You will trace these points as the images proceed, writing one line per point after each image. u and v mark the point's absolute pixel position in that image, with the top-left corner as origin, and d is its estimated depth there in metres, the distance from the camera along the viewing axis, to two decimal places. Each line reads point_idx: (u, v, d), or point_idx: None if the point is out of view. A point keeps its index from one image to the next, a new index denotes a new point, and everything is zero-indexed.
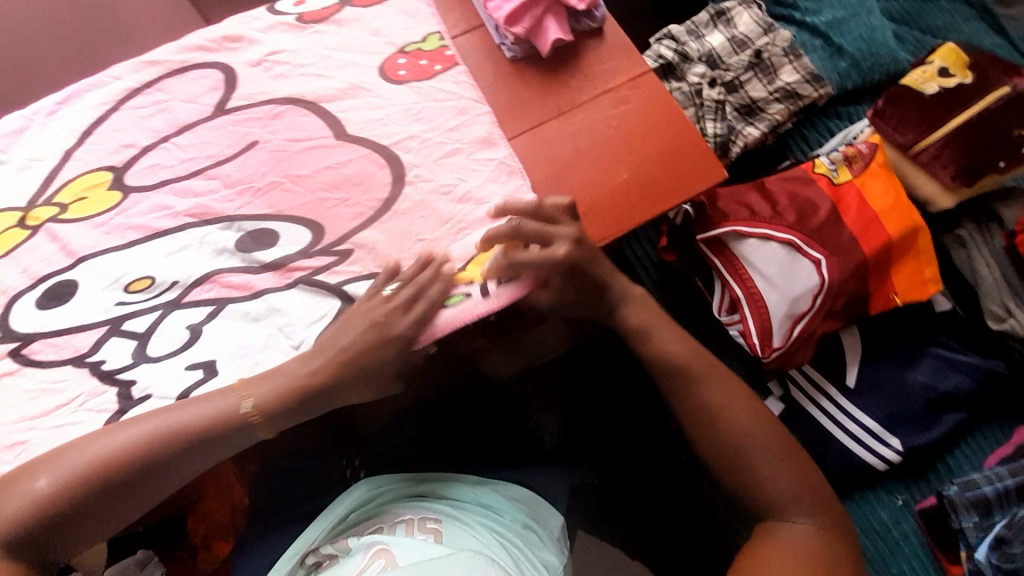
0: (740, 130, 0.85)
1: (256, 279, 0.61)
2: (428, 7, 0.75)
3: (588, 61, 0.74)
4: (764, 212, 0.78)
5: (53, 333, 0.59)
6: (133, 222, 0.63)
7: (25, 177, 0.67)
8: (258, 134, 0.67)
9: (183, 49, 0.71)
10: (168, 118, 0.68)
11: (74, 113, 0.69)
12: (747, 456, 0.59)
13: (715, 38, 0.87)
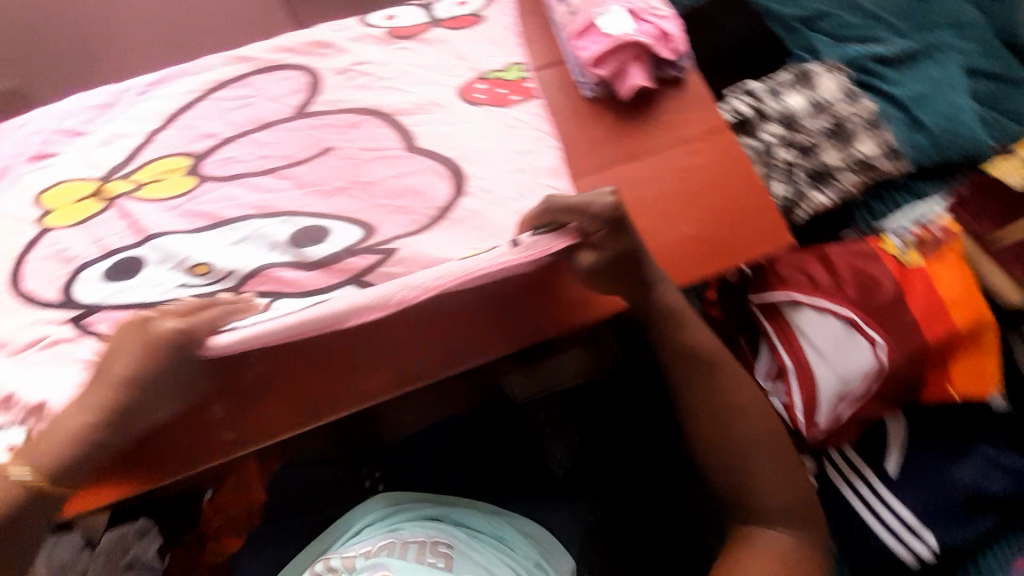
0: (809, 194, 0.83)
1: (306, 277, 0.60)
2: (514, 38, 0.77)
3: (666, 110, 0.74)
4: (825, 283, 0.74)
5: (113, 306, 0.60)
6: (200, 209, 0.65)
7: (109, 152, 0.70)
8: (332, 140, 0.68)
9: (276, 50, 0.74)
10: (249, 113, 0.70)
11: (162, 96, 0.72)
12: (748, 459, 0.64)
13: (795, 100, 0.86)
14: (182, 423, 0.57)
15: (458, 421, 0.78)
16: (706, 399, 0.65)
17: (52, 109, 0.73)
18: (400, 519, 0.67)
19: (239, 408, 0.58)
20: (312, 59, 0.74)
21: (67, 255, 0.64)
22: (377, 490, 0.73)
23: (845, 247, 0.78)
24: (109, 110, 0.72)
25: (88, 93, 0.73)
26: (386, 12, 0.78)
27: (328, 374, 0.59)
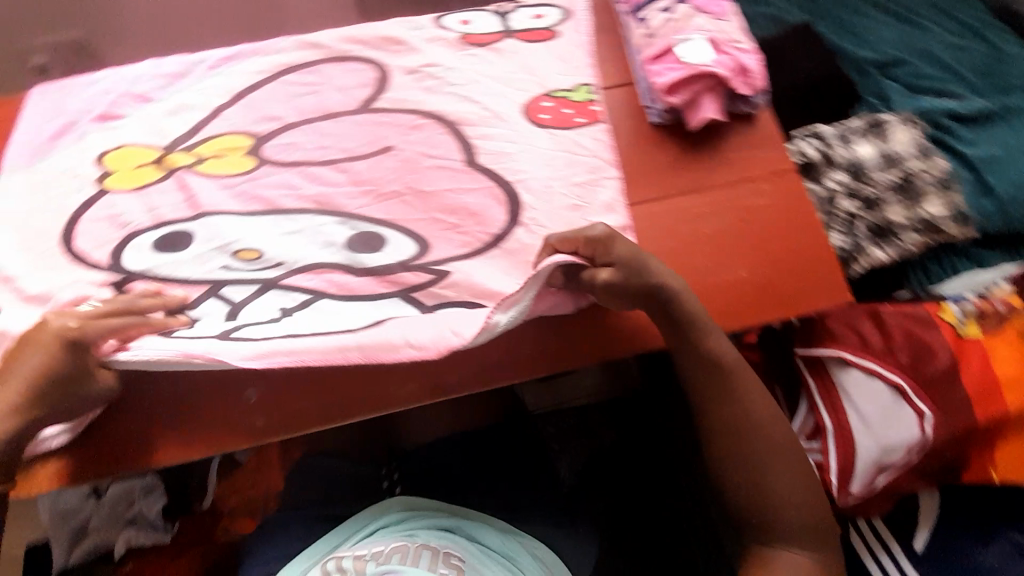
0: (867, 249, 0.79)
1: (355, 282, 0.61)
2: (587, 58, 0.75)
3: (733, 146, 0.71)
4: (876, 343, 0.72)
5: (159, 277, 0.61)
6: (258, 193, 0.65)
7: (174, 121, 0.70)
8: (395, 139, 0.68)
9: (349, 42, 0.74)
10: (315, 101, 0.71)
11: (232, 73, 0.72)
12: (768, 483, 0.58)
13: (865, 149, 0.83)
14: (202, 407, 0.57)
15: (486, 435, 0.78)
16: (720, 407, 0.58)
17: (122, 72, 0.73)
18: (415, 525, 0.67)
19: (275, 395, 0.58)
20: (384, 55, 0.73)
21: (120, 219, 0.64)
22: (394, 492, 0.73)
23: (900, 312, 0.75)
24: (179, 79, 0.72)
25: (161, 60, 0.74)
26: (463, 18, 0.77)
27: (363, 376, 0.59)
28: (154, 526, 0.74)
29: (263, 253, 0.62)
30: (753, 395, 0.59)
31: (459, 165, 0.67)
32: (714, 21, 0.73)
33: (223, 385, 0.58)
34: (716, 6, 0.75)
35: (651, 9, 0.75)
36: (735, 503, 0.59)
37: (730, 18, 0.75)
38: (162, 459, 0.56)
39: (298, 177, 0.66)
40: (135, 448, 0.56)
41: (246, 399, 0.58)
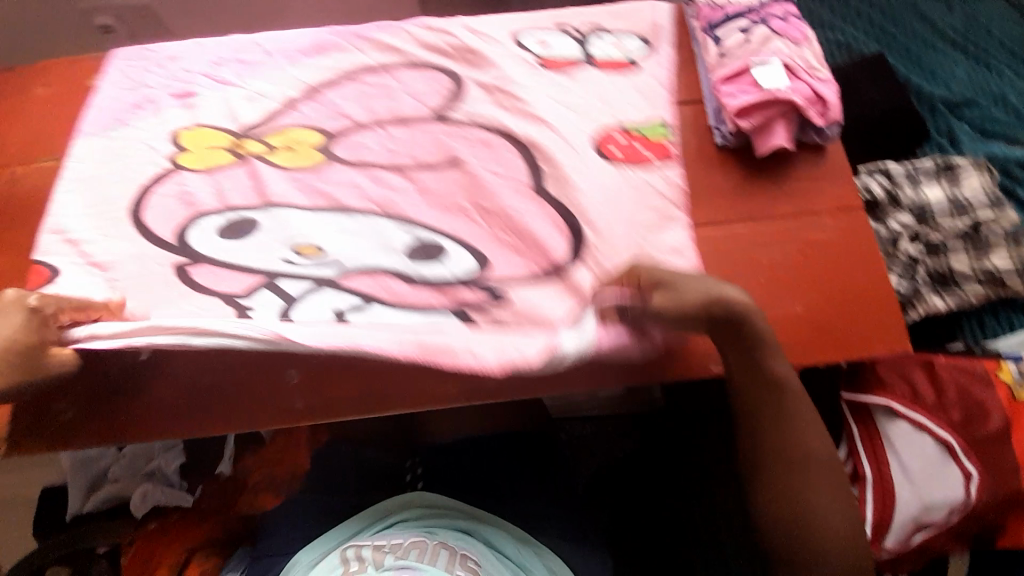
0: (925, 296, 0.77)
1: (413, 293, 0.60)
2: (666, 95, 0.73)
3: (800, 177, 0.69)
4: (927, 396, 0.70)
5: (220, 264, 0.61)
6: (325, 190, 0.66)
7: (249, 106, 0.71)
8: (463, 152, 0.68)
9: (422, 43, 0.74)
10: (389, 104, 0.70)
11: (311, 67, 0.73)
12: (812, 520, 0.56)
13: (933, 192, 0.80)
14: (241, 380, 0.58)
15: (512, 439, 0.77)
16: (771, 432, 0.57)
17: (200, 49, 0.74)
18: (437, 523, 0.66)
19: (317, 376, 0.58)
20: (455, 59, 0.73)
21: (188, 198, 0.65)
22: (416, 487, 0.73)
23: (957, 366, 0.72)
24: (256, 64, 0.73)
25: (239, 42, 0.75)
26: (534, 25, 0.76)
27: (406, 370, 0.59)
28: (171, 483, 0.77)
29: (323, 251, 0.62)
30: (808, 428, 0.57)
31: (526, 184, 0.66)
32: (792, 44, 0.71)
33: (264, 364, 0.59)
34: (796, 30, 0.73)
35: (727, 27, 0.73)
36: (768, 530, 0.58)
37: (808, 43, 0.72)
38: (196, 421, 0.57)
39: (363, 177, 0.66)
40: (173, 413, 0.57)
41: (286, 377, 0.58)
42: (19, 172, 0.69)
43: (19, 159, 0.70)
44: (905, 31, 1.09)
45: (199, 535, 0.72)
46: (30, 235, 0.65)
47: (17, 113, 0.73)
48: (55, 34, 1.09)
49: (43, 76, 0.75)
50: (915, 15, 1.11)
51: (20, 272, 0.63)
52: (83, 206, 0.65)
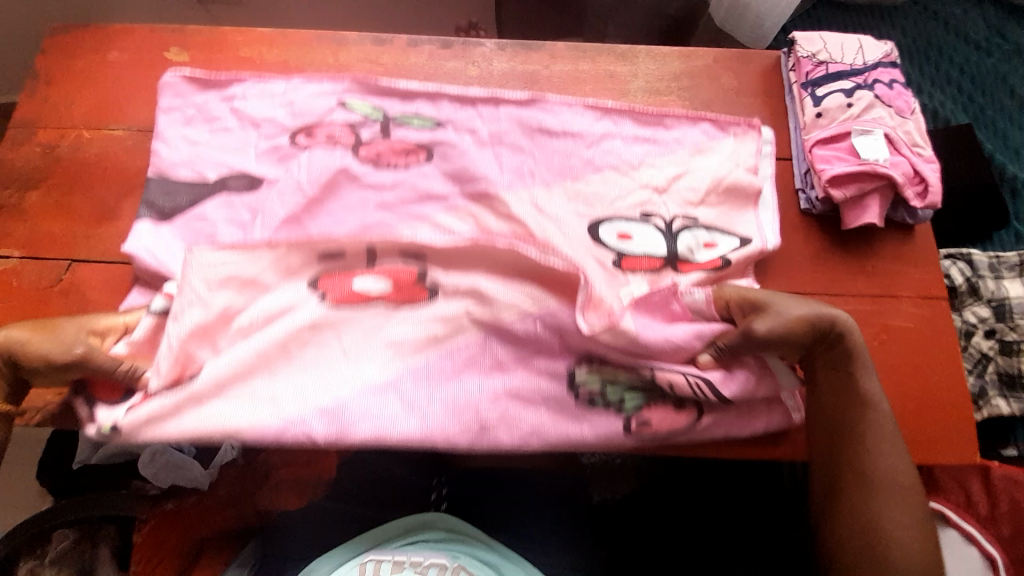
0: (989, 398, 0.73)
1: (475, 346, 0.57)
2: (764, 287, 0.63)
3: (885, 257, 0.65)
4: (980, 506, 0.67)
5: (265, 306, 0.57)
6: (374, 420, 0.54)
7: (287, 366, 0.56)
8: (532, 420, 0.57)
9: (511, 72, 0.73)
10: (469, 368, 0.57)
11: (361, 316, 0.57)
12: (890, 548, 0.50)
13: (1016, 288, 0.76)
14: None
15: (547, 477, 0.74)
16: (854, 538, 0.51)
17: (286, 43, 0.73)
18: (459, 546, 0.65)
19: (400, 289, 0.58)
20: (540, 180, 0.65)
21: (249, 330, 0.56)
22: (439, 508, 0.71)
23: (1014, 477, 0.67)
24: (263, 302, 0.57)
25: (328, 45, 0.73)
26: (629, 66, 0.74)
27: None
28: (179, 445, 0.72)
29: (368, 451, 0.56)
30: (885, 444, 0.53)
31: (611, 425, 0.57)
32: (897, 116, 0.67)
33: None
34: (902, 100, 0.69)
35: (829, 86, 0.70)
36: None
37: (914, 115, 0.68)
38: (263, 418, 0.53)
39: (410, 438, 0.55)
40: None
41: None
42: (86, 135, 0.68)
43: (85, 122, 0.68)
44: (995, 105, 1.03)
45: (203, 529, 0.72)
46: (98, 202, 0.65)
47: (90, 76, 0.71)
48: None
49: (118, 39, 0.73)
50: (1008, 90, 1.04)
51: (74, 237, 0.63)
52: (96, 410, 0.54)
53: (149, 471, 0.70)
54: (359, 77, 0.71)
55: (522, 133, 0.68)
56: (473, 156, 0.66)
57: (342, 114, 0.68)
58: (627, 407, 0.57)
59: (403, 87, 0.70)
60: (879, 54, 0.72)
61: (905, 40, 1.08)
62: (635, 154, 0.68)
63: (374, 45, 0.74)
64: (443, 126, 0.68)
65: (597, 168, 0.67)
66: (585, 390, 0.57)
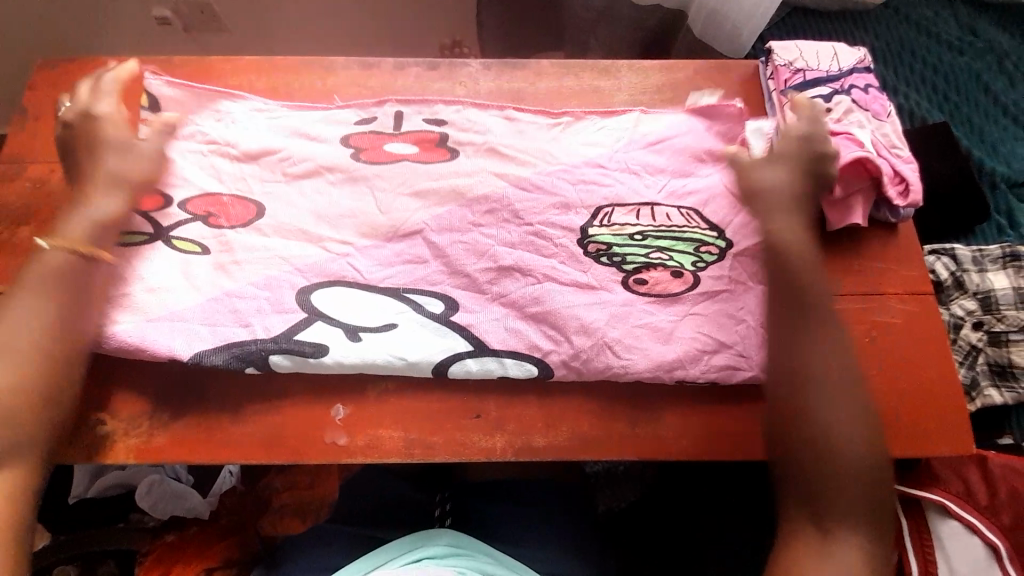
0: (981, 388, 0.74)
1: (497, 284, 0.62)
2: None
3: (871, 254, 0.67)
4: (979, 496, 0.68)
5: (316, 183, 0.66)
6: (404, 259, 0.63)
7: (326, 201, 0.65)
8: (542, 271, 0.63)
9: (498, 91, 0.74)
10: (490, 210, 0.65)
11: (390, 176, 0.67)
12: (822, 421, 0.54)
13: (999, 280, 0.77)
14: (264, 393, 0.59)
15: (548, 488, 0.76)
16: (806, 450, 0.54)
17: (272, 68, 0.73)
18: (466, 562, 0.65)
19: (428, 150, 0.69)
20: (551, 199, 0.66)
21: (294, 176, 0.66)
22: (444, 524, 0.71)
23: (1011, 466, 0.68)
24: (310, 149, 0.67)
25: (314, 69, 0.73)
26: (612, 80, 0.76)
27: (451, 418, 0.59)
28: (176, 475, 0.78)
29: (396, 326, 0.60)
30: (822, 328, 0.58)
31: (616, 305, 0.61)
32: (873, 118, 0.70)
33: (316, 395, 0.59)
34: (878, 103, 0.71)
35: (808, 93, 0.72)
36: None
37: (889, 118, 0.70)
38: (318, 251, 0.63)
39: (426, 293, 0.62)
40: (217, 418, 0.59)
41: (334, 413, 0.59)
42: None
43: None
44: (970, 103, 1.06)
45: (214, 557, 0.70)
46: None
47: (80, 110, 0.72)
48: (108, 17, 1.04)
49: (104, 71, 0.74)
50: (980, 88, 1.07)
51: None
52: (126, 313, 0.59)
53: (149, 500, 0.75)
54: (356, 114, 0.70)
55: (509, 134, 0.70)
56: (468, 164, 0.68)
57: (336, 127, 0.69)
58: (630, 264, 0.63)
59: (399, 118, 0.70)
60: (854, 59, 0.75)
61: (877, 44, 1.11)
62: (635, 152, 0.70)
63: (360, 68, 0.74)
64: (450, 153, 0.68)
65: (592, 167, 0.68)
66: (594, 244, 0.64)
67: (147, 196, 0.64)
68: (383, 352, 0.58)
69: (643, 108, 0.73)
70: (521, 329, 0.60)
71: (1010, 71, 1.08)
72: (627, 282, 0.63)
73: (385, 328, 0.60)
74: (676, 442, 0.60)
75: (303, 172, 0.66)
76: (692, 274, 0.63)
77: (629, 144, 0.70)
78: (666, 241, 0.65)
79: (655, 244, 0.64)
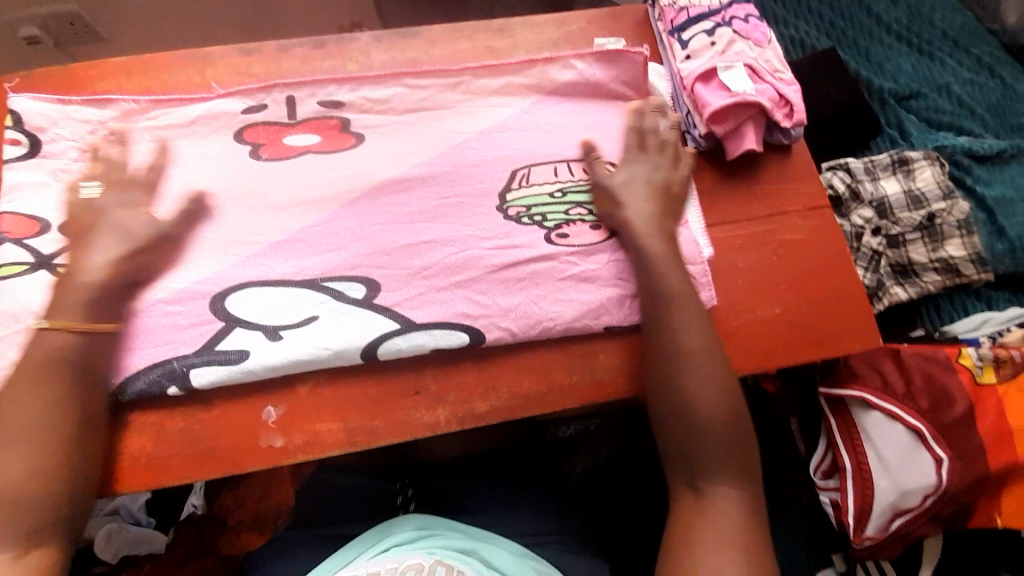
0: (886, 287, 0.80)
1: (416, 261, 0.61)
2: (695, 209, 0.67)
3: (771, 177, 0.70)
4: (896, 385, 0.73)
5: (212, 183, 0.63)
6: (316, 251, 0.61)
7: (228, 203, 0.62)
8: (461, 239, 0.63)
9: (391, 62, 0.71)
10: (401, 188, 0.64)
11: (293, 170, 0.64)
12: (700, 387, 0.56)
13: (891, 186, 0.83)
14: (188, 409, 0.57)
15: (507, 450, 0.77)
16: (684, 420, 0.56)
17: (146, 70, 0.68)
18: (435, 542, 0.64)
19: (331, 134, 0.66)
20: (462, 169, 0.66)
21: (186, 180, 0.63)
22: (408, 509, 0.71)
23: (921, 354, 0.74)
24: (202, 150, 0.64)
25: (189, 64, 0.69)
26: (508, 38, 0.75)
27: (390, 400, 0.59)
28: (136, 519, 0.74)
29: (318, 317, 0.58)
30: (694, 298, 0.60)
31: (538, 261, 0.62)
32: (756, 47, 0.72)
33: (242, 401, 0.57)
34: (759, 32, 0.73)
35: (693, 29, 0.73)
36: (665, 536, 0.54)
37: (771, 45, 0.73)
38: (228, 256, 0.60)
39: (345, 279, 0.60)
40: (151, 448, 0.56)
41: (265, 416, 0.57)
42: None
43: None
44: (856, 26, 1.11)
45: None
46: None
47: None
48: None
49: None
50: (864, 10, 1.12)
51: None
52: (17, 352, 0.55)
53: (109, 551, 0.69)
54: (243, 103, 0.66)
55: (411, 108, 0.68)
56: (375, 145, 0.66)
57: (225, 122, 0.65)
58: (550, 221, 0.64)
59: (291, 104, 0.66)
60: None
61: None
62: (541, 110, 0.70)
63: (241, 56, 0.70)
64: (356, 138, 0.66)
65: (498, 129, 0.68)
66: (513, 208, 0.64)
67: (32, 229, 0.60)
68: (305, 348, 0.57)
69: (545, 57, 0.70)
70: (448, 300, 0.60)
71: None
72: (547, 238, 0.63)
73: (308, 322, 0.58)
74: (615, 384, 0.61)
75: (197, 177, 0.62)
76: None
77: (536, 100, 0.70)
78: (584, 195, 0.66)
79: (573, 200, 0.65)
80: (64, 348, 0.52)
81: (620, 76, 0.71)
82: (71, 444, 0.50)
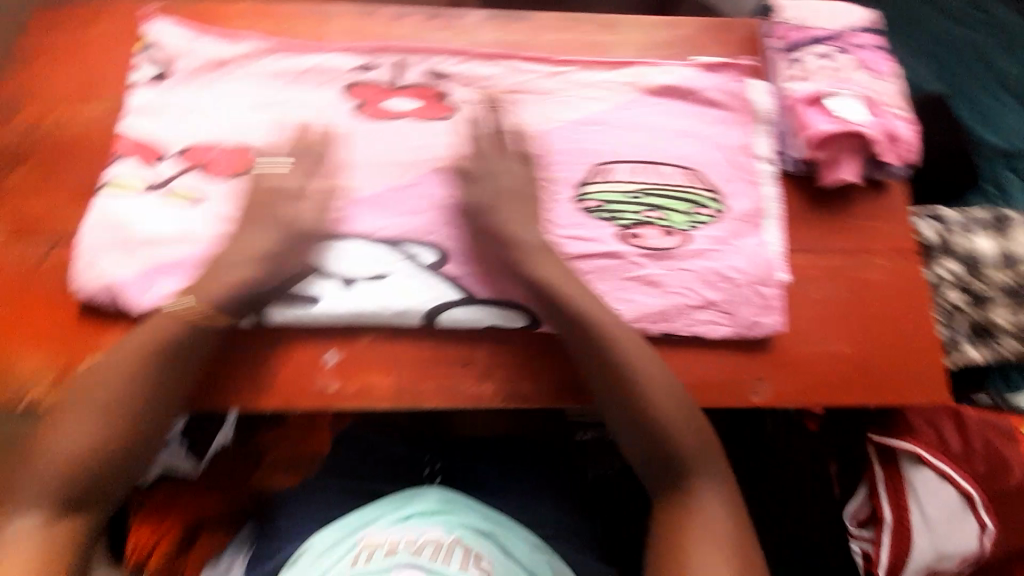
0: (959, 345, 0.76)
1: (491, 238, 0.62)
2: (778, 234, 0.65)
3: (859, 213, 0.68)
4: (954, 447, 0.70)
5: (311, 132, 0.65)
6: (399, 213, 0.63)
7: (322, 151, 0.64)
8: (536, 225, 0.63)
9: (496, 41, 0.72)
10: (487, 165, 0.65)
11: (387, 134, 0.66)
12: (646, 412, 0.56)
13: (984, 242, 0.79)
14: (254, 341, 0.59)
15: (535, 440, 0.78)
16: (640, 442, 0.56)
17: (268, 18, 0.72)
18: (453, 518, 0.65)
19: (428, 104, 0.67)
20: (548, 156, 0.66)
21: (288, 125, 0.65)
22: (433, 481, 0.72)
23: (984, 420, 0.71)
24: (307, 100, 0.66)
25: (308, 18, 0.72)
26: (614, 33, 0.74)
27: (439, 367, 0.60)
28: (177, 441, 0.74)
29: (388, 276, 0.60)
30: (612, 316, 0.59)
31: (608, 258, 0.62)
32: (872, 79, 0.69)
33: (303, 341, 0.60)
34: (876, 65, 0.71)
35: (806, 52, 0.71)
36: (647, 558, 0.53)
37: (887, 79, 0.70)
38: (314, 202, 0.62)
39: (420, 244, 0.62)
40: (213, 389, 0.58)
41: (324, 359, 0.59)
42: (65, 114, 0.67)
43: (65, 99, 0.68)
44: (972, 76, 1.05)
45: (209, 508, 0.73)
46: (78, 178, 0.64)
47: (67, 52, 0.69)
48: None
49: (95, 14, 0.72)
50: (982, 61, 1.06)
51: (71, 214, 0.63)
52: (121, 264, 0.59)
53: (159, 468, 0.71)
54: (353, 62, 0.68)
55: (510, 88, 0.69)
56: (469, 119, 0.67)
57: (333, 77, 0.68)
58: (624, 219, 0.64)
59: (398, 71, 0.69)
60: (857, 21, 0.74)
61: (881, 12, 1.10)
62: (636, 107, 0.69)
63: (357, 18, 0.72)
64: (452, 110, 0.67)
65: (590, 122, 0.68)
66: (590, 201, 0.64)
67: (144, 150, 0.63)
68: (373, 302, 0.59)
69: (646, 62, 0.71)
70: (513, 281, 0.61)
71: (1015, 45, 1.07)
72: (619, 236, 0.63)
73: (378, 279, 0.60)
74: None
75: (298, 125, 0.65)
76: (686, 231, 0.64)
77: (634, 98, 0.69)
78: (662, 198, 0.65)
79: (649, 202, 0.64)
80: (172, 336, 0.55)
81: (721, 88, 0.70)
82: (132, 428, 0.53)
